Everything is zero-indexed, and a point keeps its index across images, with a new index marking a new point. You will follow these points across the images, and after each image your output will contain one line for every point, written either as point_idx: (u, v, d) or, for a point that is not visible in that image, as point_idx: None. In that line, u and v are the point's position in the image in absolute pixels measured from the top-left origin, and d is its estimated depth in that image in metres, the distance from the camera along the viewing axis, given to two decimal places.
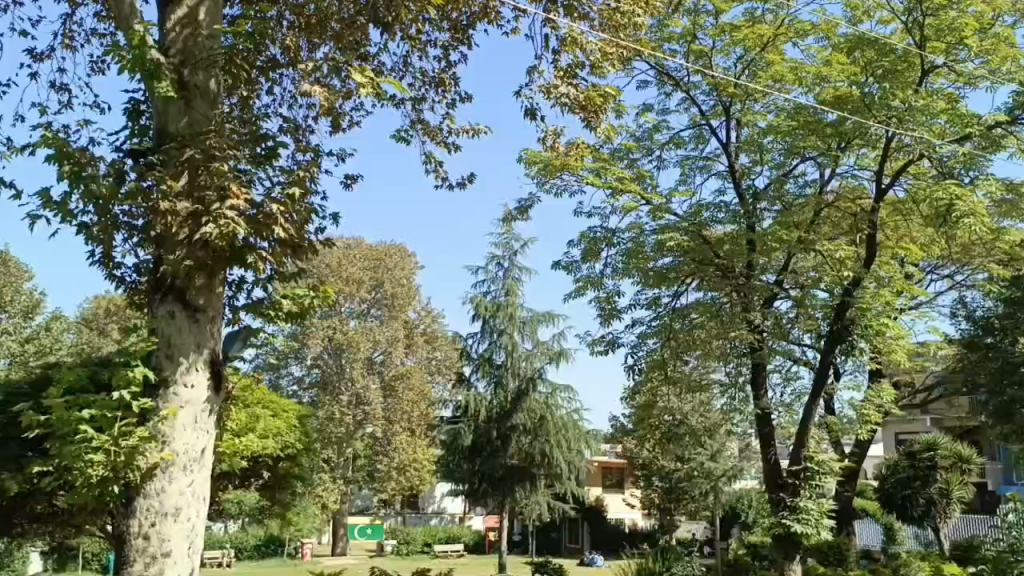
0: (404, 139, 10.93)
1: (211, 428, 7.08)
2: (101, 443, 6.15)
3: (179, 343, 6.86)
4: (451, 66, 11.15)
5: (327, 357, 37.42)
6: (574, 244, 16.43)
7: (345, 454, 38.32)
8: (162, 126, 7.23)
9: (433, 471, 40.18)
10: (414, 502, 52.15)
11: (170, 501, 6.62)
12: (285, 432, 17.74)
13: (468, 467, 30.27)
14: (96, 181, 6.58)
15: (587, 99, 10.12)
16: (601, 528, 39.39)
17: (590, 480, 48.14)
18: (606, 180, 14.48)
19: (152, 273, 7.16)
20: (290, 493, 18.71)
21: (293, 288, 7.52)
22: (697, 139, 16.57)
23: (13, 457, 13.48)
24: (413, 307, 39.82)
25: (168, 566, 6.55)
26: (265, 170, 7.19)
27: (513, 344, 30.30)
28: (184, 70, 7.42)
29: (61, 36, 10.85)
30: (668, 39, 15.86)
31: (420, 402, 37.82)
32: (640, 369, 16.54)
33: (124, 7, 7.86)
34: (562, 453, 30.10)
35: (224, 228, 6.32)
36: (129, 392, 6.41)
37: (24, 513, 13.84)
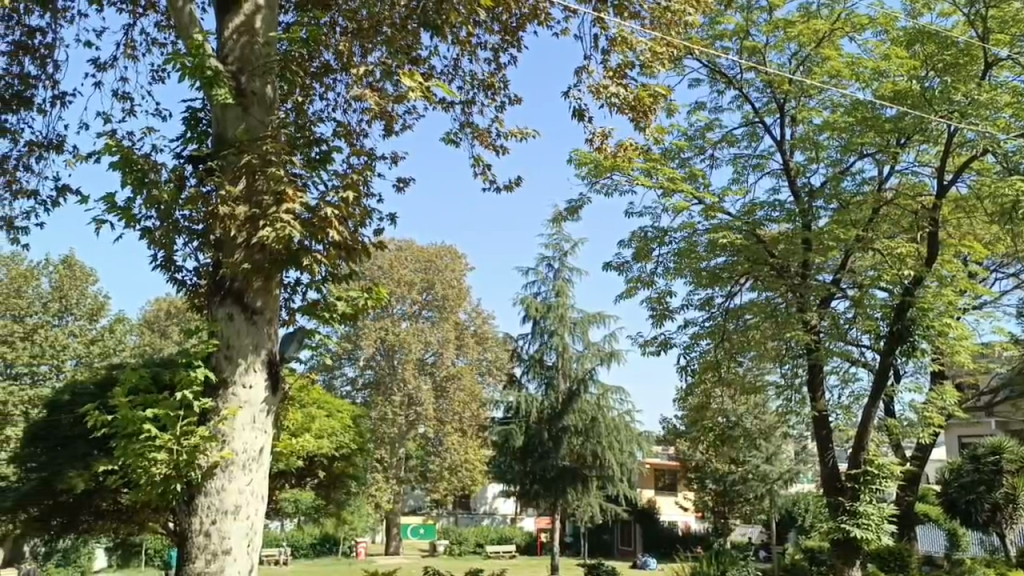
0: (454, 141, 11.02)
1: (269, 428, 7.23)
2: (164, 442, 6.31)
3: (238, 344, 7.02)
4: (500, 68, 11.20)
5: (380, 358, 37.83)
6: (625, 245, 16.33)
7: (398, 454, 38.73)
8: (221, 133, 7.40)
9: (484, 472, 40.35)
10: (466, 502, 52.51)
11: (230, 499, 6.78)
12: (340, 432, 18.03)
13: (520, 467, 30.33)
14: (159, 186, 6.78)
15: (637, 99, 10.08)
16: (654, 531, 39.07)
17: (642, 482, 47.79)
18: (657, 180, 14.37)
19: (212, 276, 7.35)
20: (345, 492, 18.97)
21: (348, 290, 7.65)
22: (750, 137, 16.34)
23: (81, 455, 13.97)
24: (464, 308, 40.00)
25: (228, 564, 6.69)
26: (320, 174, 7.31)
27: (564, 345, 30.19)
28: (242, 78, 7.59)
29: (123, 46, 11.21)
30: (720, 37, 15.68)
31: (470, 403, 38.03)
32: (693, 371, 16.37)
33: (183, 16, 8.08)
34: (614, 455, 29.96)
35: (280, 231, 6.43)
36: (190, 391, 6.57)
37: (91, 509, 14.31)
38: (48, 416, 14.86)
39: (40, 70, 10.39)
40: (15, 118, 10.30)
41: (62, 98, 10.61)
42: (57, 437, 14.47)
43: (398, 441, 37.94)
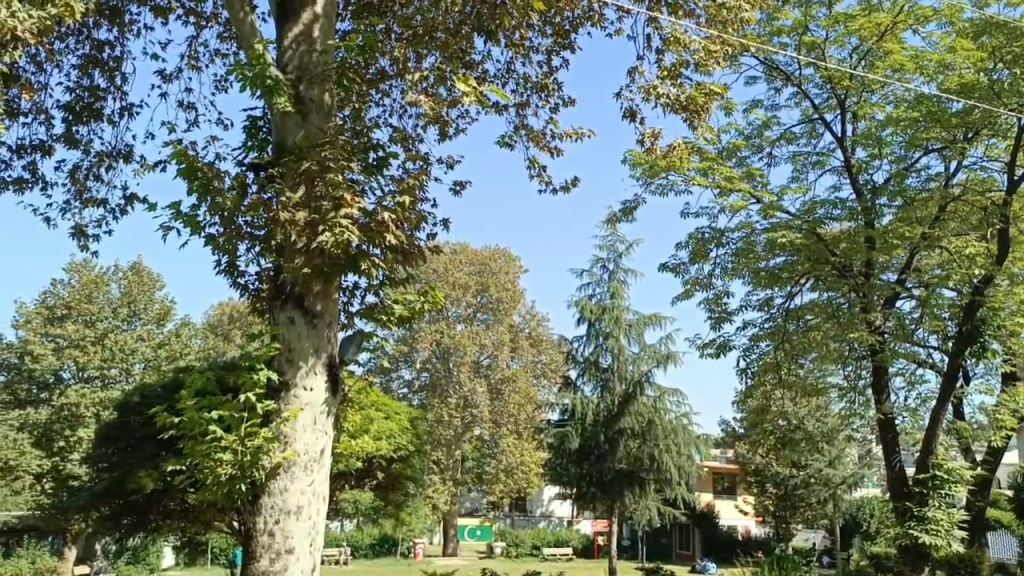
0: (509, 144, 11.07)
1: (329, 429, 7.36)
2: (230, 443, 6.50)
3: (299, 348, 7.16)
4: (554, 71, 11.22)
5: (436, 361, 38.12)
6: (681, 246, 16.16)
7: (454, 456, 39.03)
8: (281, 140, 7.56)
9: (540, 474, 40.35)
10: (522, 504, 52.61)
11: (293, 499, 6.90)
12: (398, 433, 18.25)
13: (576, 470, 30.30)
14: (222, 194, 6.95)
15: (690, 98, 9.99)
16: (713, 535, 38.49)
17: (700, 486, 47.19)
18: (713, 180, 14.20)
19: (273, 281, 7.49)
20: (403, 493, 19.18)
21: (405, 293, 7.73)
22: (810, 134, 16.03)
23: (150, 456, 14.32)
24: (518, 311, 40.05)
25: (291, 563, 6.82)
26: (377, 179, 7.41)
27: (619, 347, 29.98)
28: (301, 86, 7.75)
29: (187, 57, 11.55)
30: (778, 33, 15.43)
31: (526, 405, 38.08)
32: (753, 373, 16.07)
33: (245, 27, 8.29)
34: (671, 458, 29.65)
35: (339, 236, 6.55)
36: (253, 393, 6.71)
37: (158, 509, 14.71)
38: (119, 418, 15.38)
39: (109, 82, 10.76)
40: (86, 129, 10.70)
41: (129, 110, 10.97)
42: (127, 437, 14.92)
43: (455, 442, 38.19)
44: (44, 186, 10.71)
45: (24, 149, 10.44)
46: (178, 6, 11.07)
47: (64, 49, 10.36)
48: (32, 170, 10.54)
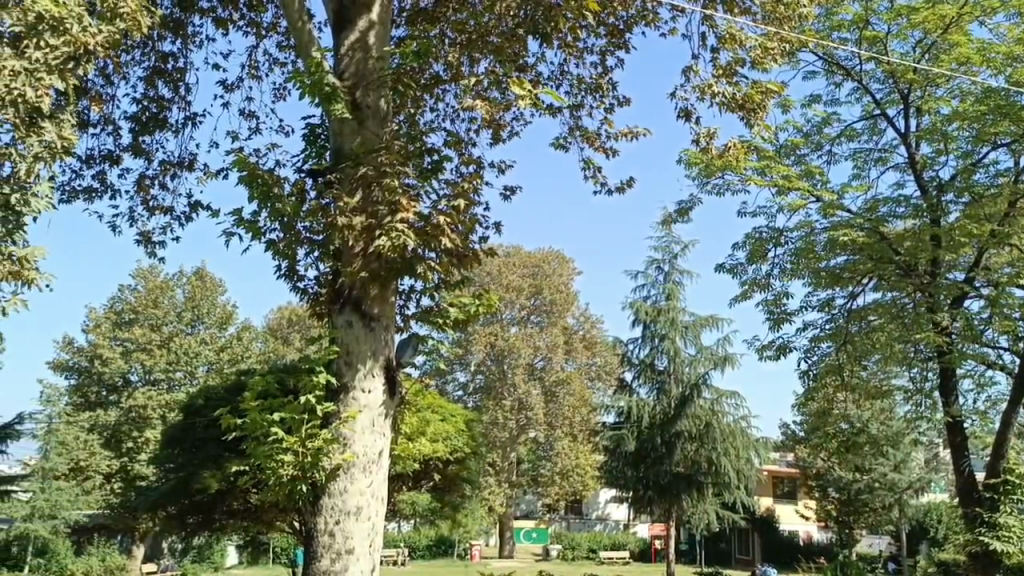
0: (563, 146, 11.07)
1: (387, 431, 7.44)
2: (291, 444, 6.64)
3: (357, 350, 7.26)
4: (608, 71, 11.18)
5: (491, 364, 38.11)
6: (738, 246, 15.93)
7: (509, 458, 39.14)
8: (338, 146, 7.70)
9: (596, 477, 40.17)
10: (578, 507, 52.34)
11: (352, 500, 7.00)
12: (454, 435, 18.38)
13: (632, 473, 30.09)
14: (282, 200, 7.08)
15: (747, 96, 9.84)
16: (774, 540, 37.78)
17: (760, 490, 46.40)
18: (771, 178, 13.91)
19: (332, 285, 7.61)
20: (459, 495, 19.24)
21: (460, 296, 7.77)
22: (871, 131, 15.67)
23: (214, 457, 14.61)
24: (572, 313, 39.89)
25: (351, 562, 6.92)
26: (432, 183, 7.48)
27: (675, 350, 30.00)
28: (357, 92, 7.87)
29: (247, 67, 11.83)
30: (838, 27, 15.10)
31: (581, 408, 37.93)
32: (814, 375, 15.72)
33: (303, 35, 8.44)
34: (730, 461, 29.15)
35: (396, 240, 6.65)
36: (314, 395, 6.84)
37: (222, 508, 15.05)
38: (184, 419, 15.77)
39: (173, 92, 11.07)
40: (151, 138, 11.03)
41: (192, 119, 11.27)
42: (192, 438, 15.24)
43: (509, 445, 38.57)
44: (112, 194, 11.07)
45: (93, 159, 10.81)
46: (239, 17, 11.35)
47: (130, 61, 10.68)
48: (101, 179, 10.91)
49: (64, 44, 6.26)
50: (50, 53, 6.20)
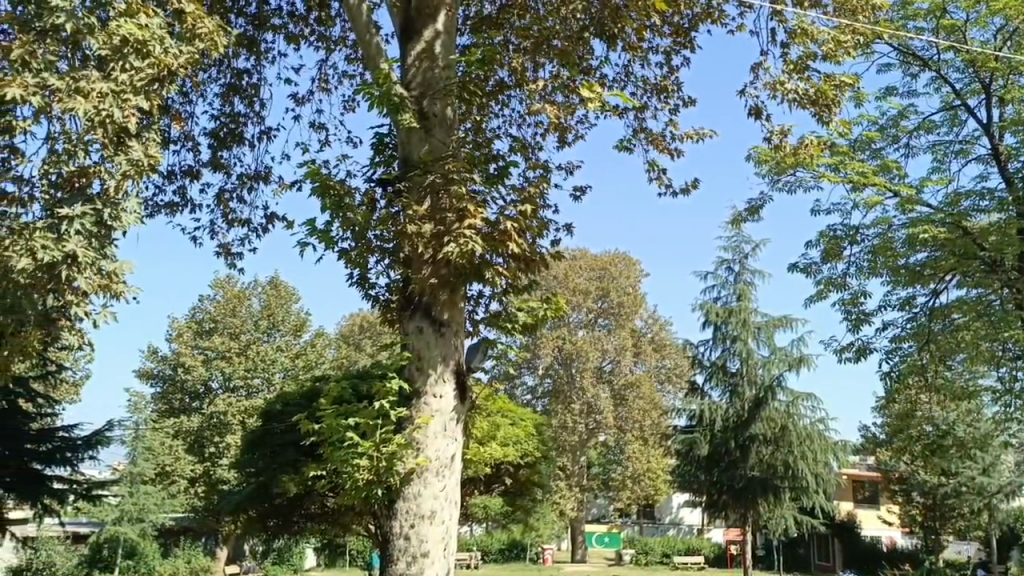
0: (628, 148, 11.03)
1: (459, 435, 7.48)
2: (366, 449, 6.80)
3: (428, 356, 7.36)
4: (673, 71, 11.11)
5: (559, 367, 37.99)
6: (812, 245, 15.55)
7: (579, 462, 39.06)
8: (407, 155, 7.82)
9: (668, 481, 39.75)
10: (650, 511, 51.83)
11: (426, 504, 7.06)
12: (524, 440, 18.41)
13: (706, 477, 29.71)
14: (353, 210, 7.20)
15: (819, 93, 9.62)
16: (856, 547, 36.52)
17: (840, 494, 45.31)
18: (845, 174, 13.51)
19: (402, 292, 7.70)
20: (531, 499, 19.28)
21: (527, 300, 7.82)
22: (951, 122, 15.12)
23: (292, 462, 14.86)
24: (640, 316, 39.51)
25: (427, 566, 6.99)
26: (498, 189, 7.52)
27: (748, 351, 29.60)
28: (424, 102, 7.98)
29: (318, 80, 12.11)
30: (913, 17, 14.67)
31: (651, 411, 37.56)
32: (895, 377, 15.24)
33: (371, 48, 8.60)
34: (807, 465, 28.40)
35: (464, 246, 6.72)
36: (387, 401, 6.98)
37: (302, 511, 15.43)
38: (263, 424, 16.19)
39: (248, 108, 11.40)
40: (229, 153, 11.39)
41: (266, 133, 11.59)
42: (271, 444, 15.55)
43: (580, 449, 38.56)
44: (192, 208, 11.46)
45: (174, 174, 11.20)
46: (310, 32, 11.61)
47: (207, 79, 11.03)
48: (182, 194, 11.31)
49: (149, 66, 6.57)
50: (135, 74, 6.49)
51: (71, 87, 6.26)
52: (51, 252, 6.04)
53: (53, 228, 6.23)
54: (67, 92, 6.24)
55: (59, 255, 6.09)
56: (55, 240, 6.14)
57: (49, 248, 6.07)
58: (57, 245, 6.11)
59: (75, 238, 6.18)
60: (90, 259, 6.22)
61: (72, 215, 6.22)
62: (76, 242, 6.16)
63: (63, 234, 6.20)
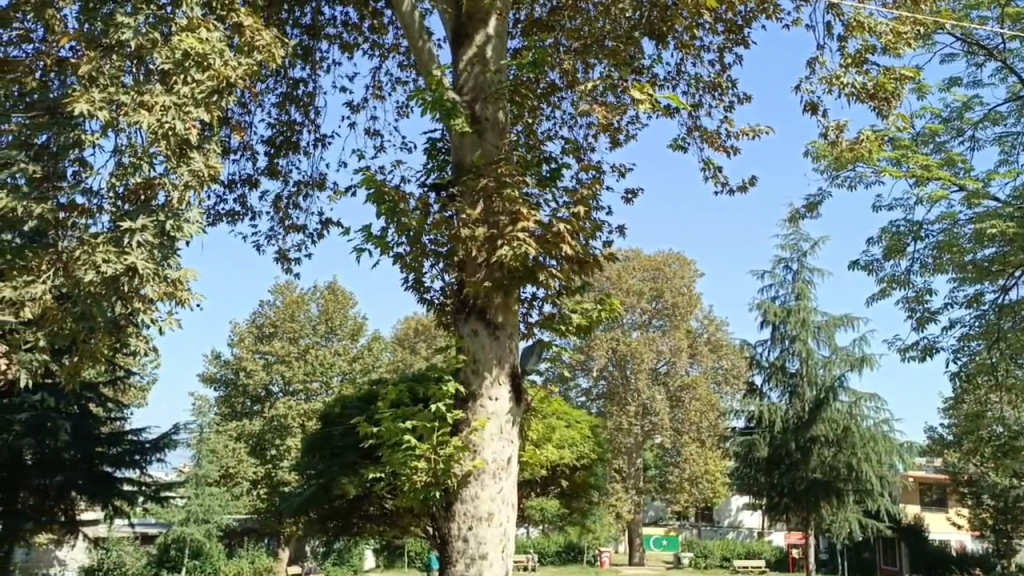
0: (682, 147, 10.94)
1: (515, 438, 7.50)
2: (424, 451, 6.91)
3: (483, 358, 7.39)
4: (726, 69, 10.99)
5: (613, 368, 37.77)
6: (873, 242, 15.18)
7: (635, 464, 38.76)
8: (460, 159, 7.88)
9: (727, 484, 39.18)
10: (708, 514, 51.30)
11: (483, 506, 7.08)
12: (580, 442, 18.36)
13: (766, 480, 29.11)
14: (407, 215, 7.25)
15: (878, 86, 9.40)
16: (923, 552, 35.44)
17: (905, 497, 44.25)
18: (908, 168, 13.11)
19: (457, 295, 7.74)
20: (587, 501, 19.25)
21: (581, 302, 7.80)
22: (1017, 114, 14.64)
23: (351, 464, 15.04)
24: (695, 316, 39.11)
25: (486, 567, 7.01)
26: (551, 192, 7.54)
27: (807, 351, 29.11)
28: (476, 106, 8.04)
29: (372, 88, 12.29)
30: (976, 6, 14.26)
31: (708, 413, 37.17)
32: (965, 377, 14.84)
33: (423, 54, 8.69)
34: (871, 468, 27.76)
35: (517, 249, 6.75)
36: (443, 403, 7.06)
37: (361, 513, 15.63)
38: (323, 427, 16.44)
39: (304, 116, 11.62)
40: (286, 161, 11.61)
41: (322, 141, 11.79)
42: (330, 446, 15.80)
43: (635, 451, 38.28)
44: (252, 216, 11.72)
45: (234, 183, 11.47)
46: (363, 41, 11.80)
47: (265, 89, 11.27)
48: (242, 202, 11.57)
49: (208, 78, 6.70)
50: (196, 87, 6.63)
51: (136, 101, 6.45)
52: (114, 265, 6.22)
53: (117, 241, 6.43)
54: (132, 106, 6.43)
55: (121, 268, 6.26)
56: (118, 253, 6.32)
57: (112, 261, 6.25)
58: (119, 257, 6.29)
59: (137, 250, 6.35)
60: (151, 269, 6.37)
61: (134, 228, 6.39)
62: (137, 254, 6.33)
63: (126, 246, 6.37)
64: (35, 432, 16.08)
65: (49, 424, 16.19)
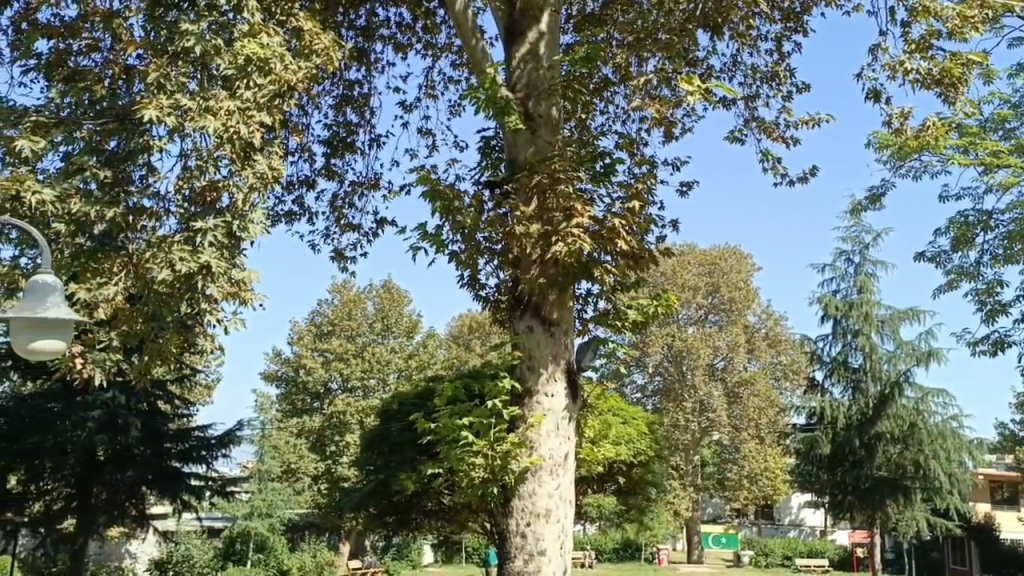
0: (739, 139, 10.80)
1: (572, 435, 7.47)
2: (481, 447, 7.01)
3: (539, 355, 7.39)
4: (784, 57, 10.79)
5: (669, 364, 37.36)
6: (940, 232, 14.73)
7: (692, 461, 38.36)
8: (513, 157, 7.92)
9: (787, 481, 38.57)
10: (769, 512, 50.50)
11: (541, 502, 7.09)
12: (637, 439, 18.22)
13: (828, 478, 28.29)
14: (462, 212, 7.29)
15: (945, 71, 9.10)
16: (995, 552, 34.34)
17: (975, 495, 42.95)
18: (976, 156, 12.65)
19: (512, 292, 7.75)
20: (645, 498, 19.12)
21: (636, 298, 7.72)
22: None
23: (409, 460, 15.32)
24: (753, 311, 38.57)
25: (545, 564, 7.01)
26: (605, 187, 7.51)
27: (871, 346, 28.40)
28: (530, 103, 8.04)
29: (425, 87, 12.39)
30: None
31: (767, 410, 36.59)
32: None
33: (476, 53, 8.72)
34: (939, 465, 27.41)
35: (572, 245, 6.74)
36: (500, 400, 7.16)
37: (419, 508, 15.78)
38: (381, 424, 16.64)
39: (360, 117, 11.77)
40: (342, 161, 11.79)
41: (377, 141, 11.93)
42: (388, 442, 16.02)
43: (692, 448, 37.85)
44: (310, 217, 11.92)
45: (293, 185, 11.68)
46: (416, 41, 11.91)
47: (322, 91, 11.45)
48: (300, 203, 11.79)
49: (270, 83, 6.83)
50: (258, 91, 6.77)
51: (201, 106, 6.62)
52: (188, 263, 6.41)
53: (190, 241, 6.62)
54: (198, 111, 6.60)
55: (195, 267, 6.44)
56: (191, 252, 6.51)
57: (186, 261, 6.44)
58: (192, 257, 6.48)
59: (208, 249, 6.53)
60: (222, 268, 6.55)
61: (205, 228, 6.57)
62: (209, 253, 6.51)
63: (198, 246, 6.56)
64: (108, 428, 16.58)
65: (120, 421, 16.68)
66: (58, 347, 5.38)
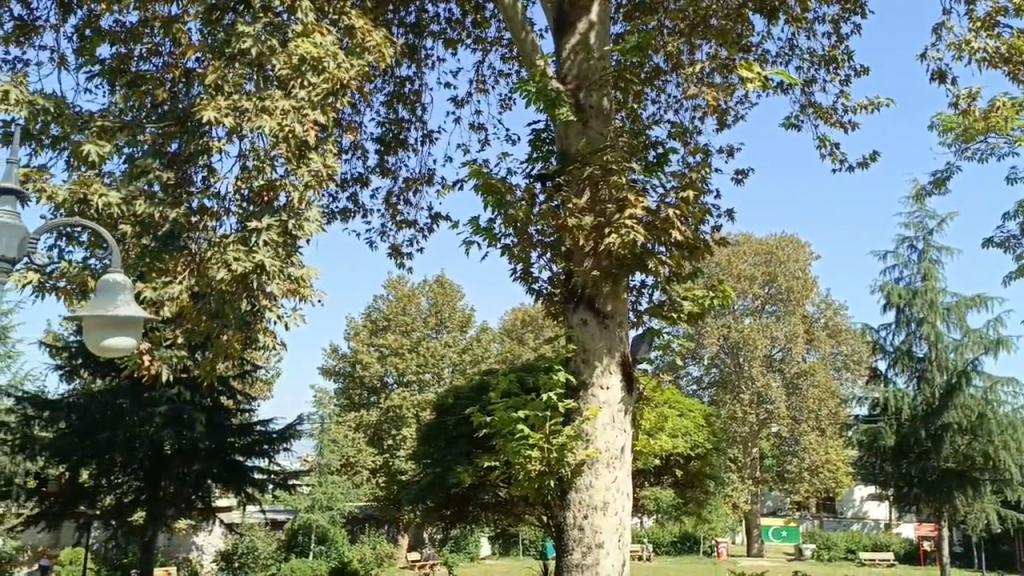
0: (795, 125, 10.58)
1: (628, 427, 7.43)
2: (536, 440, 7.01)
3: (593, 348, 7.36)
4: (842, 40, 10.53)
5: (725, 356, 36.87)
6: (1009, 216, 14.20)
7: (751, 454, 37.82)
8: (565, 148, 7.90)
9: (849, 473, 37.84)
10: (831, 505, 49.57)
11: (598, 495, 7.06)
12: (694, 431, 18.03)
13: (893, 469, 27.57)
14: (514, 206, 7.29)
15: (1012, 49, 8.77)
16: None
17: None
18: None
19: (565, 285, 7.73)
20: (703, 491, 18.96)
21: (691, 289, 7.64)
22: None
23: (465, 453, 15.44)
24: (811, 301, 37.89)
25: (603, 556, 6.99)
26: (658, 177, 7.43)
27: (936, 334, 27.64)
28: (580, 94, 7.99)
29: (475, 82, 12.42)
30: None
31: (827, 400, 36.08)
32: None
33: (526, 45, 8.70)
34: (1011, 456, 26.26)
35: (625, 237, 6.68)
36: (554, 393, 7.13)
37: (476, 501, 15.87)
38: (437, 417, 16.81)
39: (411, 113, 11.85)
40: (395, 158, 11.89)
41: (429, 137, 12.01)
42: (445, 435, 16.18)
43: (750, 440, 37.28)
44: (364, 213, 12.06)
45: (347, 182, 11.83)
46: (467, 36, 11.93)
47: (374, 89, 11.56)
48: (354, 200, 11.93)
49: (323, 82, 6.93)
50: (312, 90, 6.88)
51: (258, 107, 6.74)
52: (243, 263, 6.56)
53: (245, 241, 6.76)
54: (255, 112, 6.72)
55: (250, 265, 6.59)
56: (246, 252, 6.65)
57: (241, 260, 6.58)
58: (248, 256, 6.62)
59: (263, 249, 6.66)
60: (277, 267, 6.68)
61: (260, 227, 6.69)
62: (264, 252, 6.64)
63: (253, 246, 6.69)
64: (174, 424, 16.97)
65: (185, 417, 17.00)
66: (127, 344, 5.50)
